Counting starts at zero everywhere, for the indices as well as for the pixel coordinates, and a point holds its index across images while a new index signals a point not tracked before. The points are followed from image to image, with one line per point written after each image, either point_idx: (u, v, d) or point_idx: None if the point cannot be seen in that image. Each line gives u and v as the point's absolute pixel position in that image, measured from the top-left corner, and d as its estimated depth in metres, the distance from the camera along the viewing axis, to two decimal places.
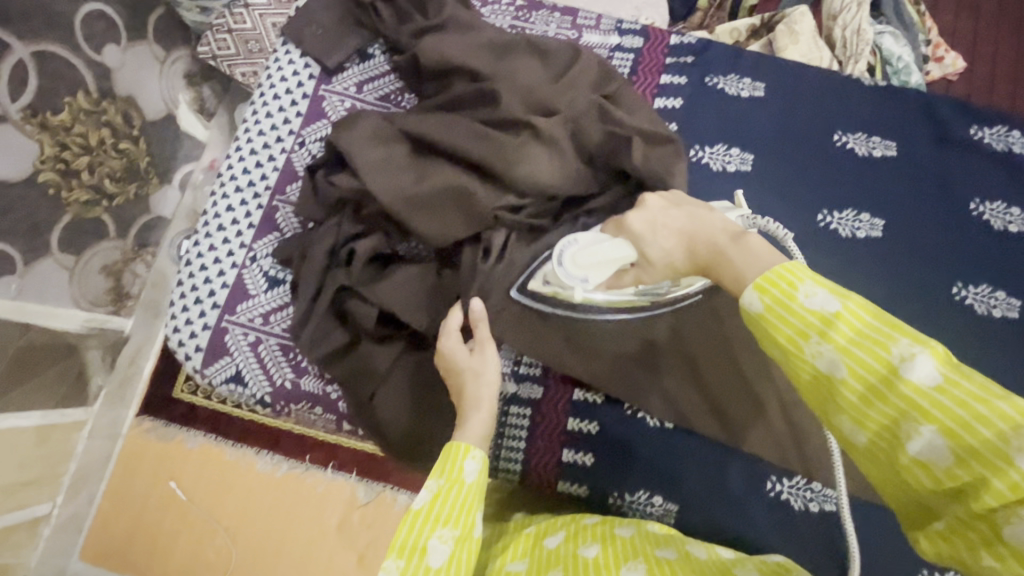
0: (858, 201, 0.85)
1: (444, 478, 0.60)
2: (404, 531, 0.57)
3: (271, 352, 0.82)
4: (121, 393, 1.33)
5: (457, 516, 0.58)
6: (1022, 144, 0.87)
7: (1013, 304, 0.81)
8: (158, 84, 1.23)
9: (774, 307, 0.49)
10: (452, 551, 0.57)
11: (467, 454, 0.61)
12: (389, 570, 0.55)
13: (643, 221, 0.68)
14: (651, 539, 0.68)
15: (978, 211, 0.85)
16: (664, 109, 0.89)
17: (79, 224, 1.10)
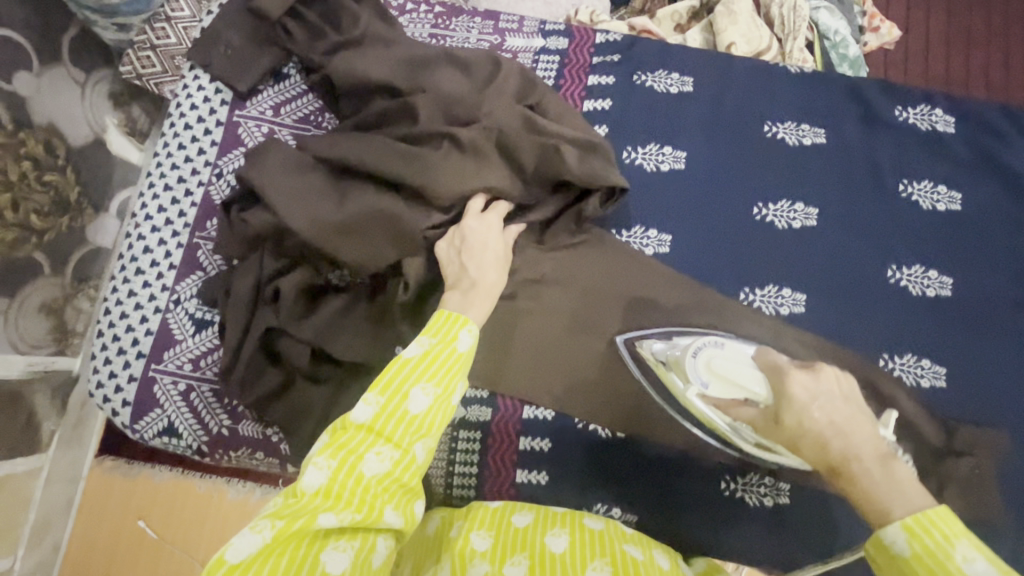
0: (792, 192, 0.85)
1: (436, 338, 0.61)
2: (392, 372, 0.59)
3: (205, 399, 0.78)
4: (77, 434, 1.23)
5: (442, 374, 0.60)
6: (944, 122, 0.88)
7: (945, 281, 0.83)
8: (82, 108, 1.14)
9: (923, 556, 0.47)
10: (432, 402, 0.58)
11: (464, 326, 0.63)
12: (371, 401, 0.57)
13: (805, 390, 0.59)
14: (620, 537, 0.69)
15: (908, 192, 0.85)
16: (593, 112, 0.87)
17: (7, 265, 1.01)
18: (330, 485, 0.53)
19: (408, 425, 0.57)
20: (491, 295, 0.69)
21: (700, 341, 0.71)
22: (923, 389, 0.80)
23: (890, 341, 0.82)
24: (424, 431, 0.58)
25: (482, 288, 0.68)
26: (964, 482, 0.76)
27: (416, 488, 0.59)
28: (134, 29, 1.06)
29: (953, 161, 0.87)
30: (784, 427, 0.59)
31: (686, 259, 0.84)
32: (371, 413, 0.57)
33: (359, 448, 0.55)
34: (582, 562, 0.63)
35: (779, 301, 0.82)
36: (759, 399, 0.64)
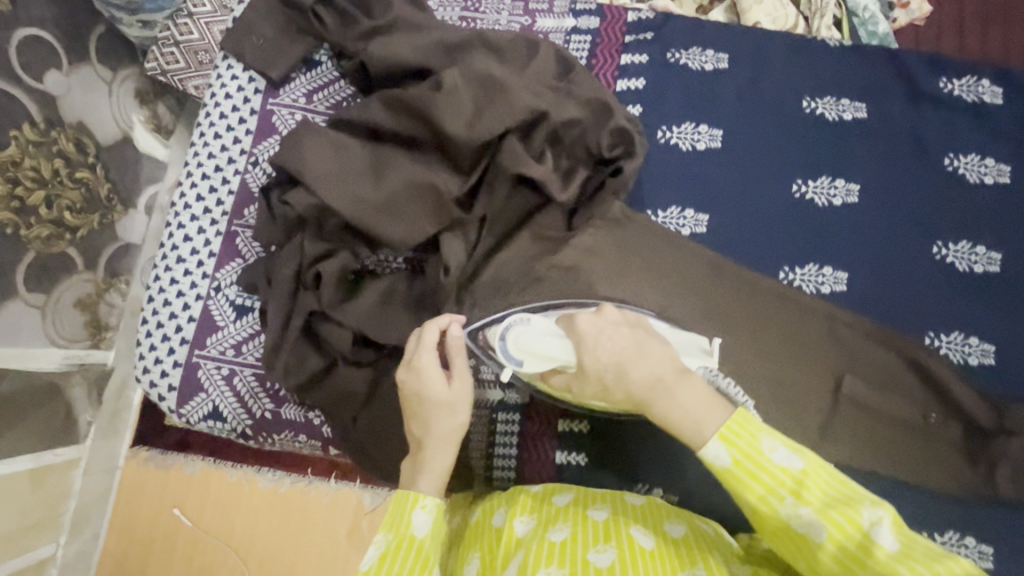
0: (832, 168, 0.83)
1: (392, 534, 0.58)
2: None
3: (248, 384, 0.79)
4: (113, 426, 1.24)
5: (409, 572, 0.55)
6: (992, 93, 0.85)
7: (994, 257, 0.80)
8: (109, 106, 1.12)
9: (741, 461, 0.51)
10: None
11: (415, 505, 0.59)
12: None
13: (591, 325, 0.60)
14: (662, 508, 0.67)
15: (954, 166, 0.83)
16: (627, 91, 0.86)
17: (44, 261, 1.01)
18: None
19: None
20: (446, 441, 0.63)
21: (507, 321, 0.66)
22: (971, 367, 0.78)
23: (938, 320, 0.80)
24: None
25: (432, 441, 0.63)
26: (1019, 463, 0.74)
27: None
28: (158, 26, 1.04)
29: (1003, 133, 0.84)
30: (586, 371, 0.60)
31: (722, 239, 0.83)
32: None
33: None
34: (626, 524, 0.63)
35: (819, 280, 0.81)
36: (568, 364, 0.62)
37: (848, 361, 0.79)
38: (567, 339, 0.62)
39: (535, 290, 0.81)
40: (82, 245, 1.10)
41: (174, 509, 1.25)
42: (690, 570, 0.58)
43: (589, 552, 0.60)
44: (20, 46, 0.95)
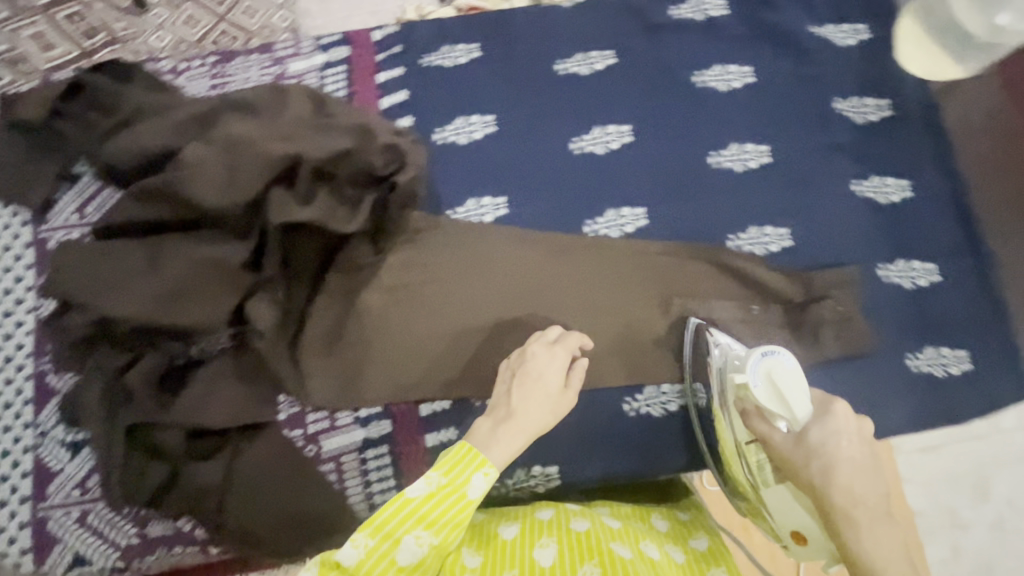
0: (601, 117, 0.88)
1: (446, 478, 0.60)
2: (392, 511, 0.58)
3: (104, 517, 0.75)
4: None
5: (442, 524, 0.58)
6: (717, 6, 0.92)
7: (762, 150, 0.87)
8: None
9: None
10: (425, 552, 0.58)
11: (479, 468, 0.61)
12: (359, 544, 0.56)
13: (845, 422, 0.57)
14: (610, 532, 0.68)
15: (703, 81, 0.89)
16: (392, 106, 0.87)
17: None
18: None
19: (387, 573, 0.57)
20: (531, 406, 0.67)
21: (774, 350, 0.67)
22: (773, 254, 0.84)
23: (734, 221, 0.86)
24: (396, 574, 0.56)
25: (517, 425, 0.65)
26: (833, 322, 0.81)
27: None
28: None
29: (737, 39, 0.91)
30: (801, 444, 0.58)
31: (524, 214, 0.86)
32: (360, 556, 0.56)
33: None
34: (575, 566, 0.62)
35: (621, 222, 0.86)
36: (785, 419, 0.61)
37: (669, 287, 0.83)
38: (812, 408, 0.60)
39: (361, 322, 0.81)
40: None
41: None
42: None
43: None
44: None
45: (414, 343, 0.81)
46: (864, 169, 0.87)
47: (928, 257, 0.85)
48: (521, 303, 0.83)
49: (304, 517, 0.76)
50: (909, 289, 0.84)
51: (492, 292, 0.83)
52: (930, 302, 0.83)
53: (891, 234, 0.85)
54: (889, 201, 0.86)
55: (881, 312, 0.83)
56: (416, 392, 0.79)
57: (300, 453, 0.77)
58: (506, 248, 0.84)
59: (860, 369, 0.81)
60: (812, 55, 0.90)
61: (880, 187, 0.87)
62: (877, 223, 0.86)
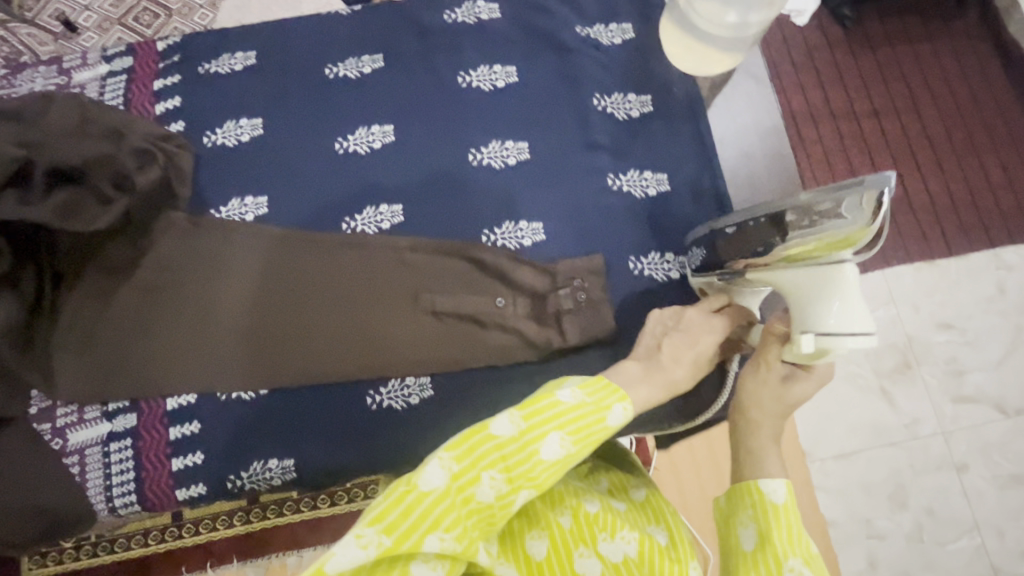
0: (366, 118, 0.91)
1: (591, 399, 0.61)
2: (542, 403, 0.58)
3: None
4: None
5: (582, 434, 0.58)
6: (489, 10, 0.95)
7: (522, 147, 0.89)
8: None
9: (767, 537, 0.56)
10: (565, 456, 0.57)
11: (619, 398, 0.62)
12: (514, 421, 0.57)
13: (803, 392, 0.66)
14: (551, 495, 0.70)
15: (467, 82, 0.91)
16: (166, 112, 0.91)
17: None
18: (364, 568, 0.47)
19: (505, 465, 0.55)
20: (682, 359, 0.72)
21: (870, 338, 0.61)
22: (525, 248, 0.85)
23: (490, 216, 0.87)
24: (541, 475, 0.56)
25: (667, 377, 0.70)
26: (573, 311, 0.82)
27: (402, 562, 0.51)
28: None
29: (505, 41, 0.93)
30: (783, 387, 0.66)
31: (284, 211, 0.88)
32: (515, 432, 0.56)
33: (421, 520, 0.50)
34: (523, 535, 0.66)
35: (379, 219, 0.87)
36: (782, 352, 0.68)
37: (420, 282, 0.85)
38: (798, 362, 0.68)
39: (110, 316, 0.84)
40: None
41: None
42: (580, 548, 0.65)
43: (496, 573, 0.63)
44: None
45: (182, 336, 0.83)
46: (622, 163, 0.88)
47: (681, 250, 0.85)
48: (282, 295, 0.85)
49: (32, 506, 0.77)
50: (660, 281, 0.84)
51: (252, 285, 0.85)
52: (679, 294, 0.84)
53: (646, 227, 0.86)
54: (645, 195, 0.87)
55: (629, 303, 0.84)
56: (178, 382, 0.82)
57: (44, 446, 0.80)
58: (265, 244, 0.86)
59: (605, 359, 0.81)
60: (578, 54, 0.92)
61: (636, 181, 0.88)
62: (634, 216, 0.86)
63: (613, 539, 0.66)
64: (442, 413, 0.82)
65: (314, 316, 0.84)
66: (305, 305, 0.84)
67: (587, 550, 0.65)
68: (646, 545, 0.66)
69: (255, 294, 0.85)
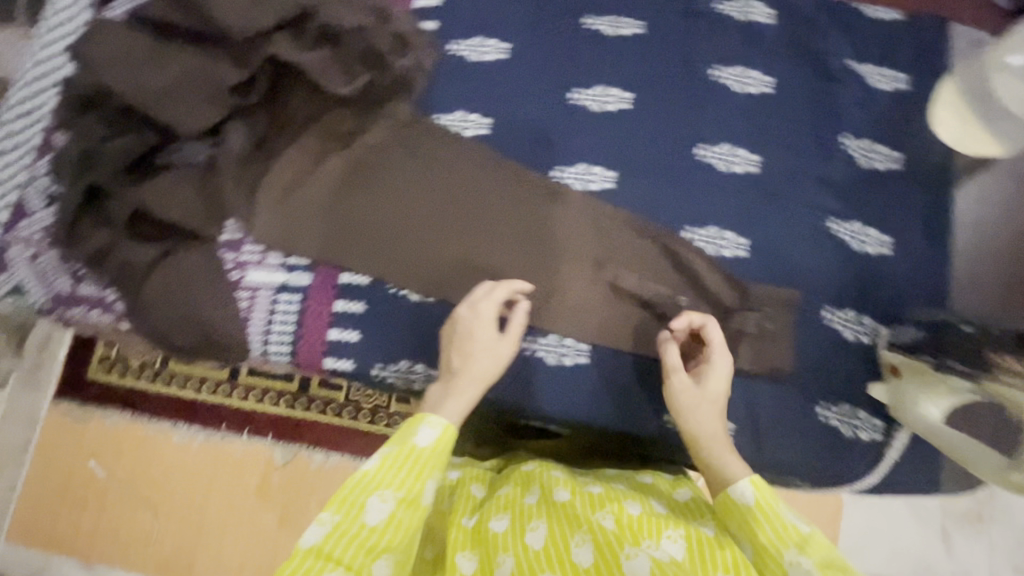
0: (607, 78, 0.90)
1: (395, 445, 0.64)
2: (349, 490, 0.61)
3: (49, 263, 0.85)
4: (31, 377, 1.29)
5: (409, 480, 0.62)
6: (766, 13, 0.91)
7: (753, 159, 0.86)
8: None
9: (761, 503, 0.60)
10: (393, 509, 0.60)
11: (423, 420, 0.66)
12: (388, 498, 0.60)
13: (688, 400, 0.71)
14: (587, 499, 0.66)
15: (719, 77, 0.89)
16: (424, 8, 0.93)
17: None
18: (320, 548, 0.57)
19: (367, 542, 0.58)
20: (476, 379, 0.71)
21: None
22: (723, 258, 0.83)
23: (697, 214, 0.85)
24: (428, 465, 0.63)
25: (467, 373, 0.71)
26: (754, 337, 0.79)
27: None
28: None
29: (769, 48, 0.90)
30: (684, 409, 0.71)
31: (501, 138, 0.89)
32: (386, 516, 0.60)
33: (361, 494, 0.60)
34: (566, 545, 0.61)
35: (588, 178, 0.87)
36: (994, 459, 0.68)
37: (572, 248, 0.84)
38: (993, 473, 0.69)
39: (315, 179, 0.86)
40: None
41: (90, 460, 1.30)
42: (631, 547, 0.59)
43: None
44: None
45: (368, 222, 0.86)
46: (850, 211, 0.84)
47: (880, 318, 0.81)
48: (459, 213, 0.86)
49: (205, 324, 0.83)
50: (848, 340, 0.80)
51: (434, 195, 0.87)
52: (862, 360, 0.80)
53: (853, 283, 0.82)
54: (863, 250, 0.82)
55: (809, 350, 0.80)
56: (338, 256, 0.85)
57: (224, 274, 0.84)
58: (465, 155, 0.87)
59: (769, 394, 0.79)
60: (841, 87, 0.88)
61: (859, 234, 0.83)
62: (843, 267, 0.82)
63: (659, 542, 0.60)
64: (589, 384, 0.81)
65: (494, 250, 0.85)
66: (489, 238, 0.85)
67: (633, 550, 0.59)
68: (694, 539, 0.60)
69: (447, 209, 0.86)
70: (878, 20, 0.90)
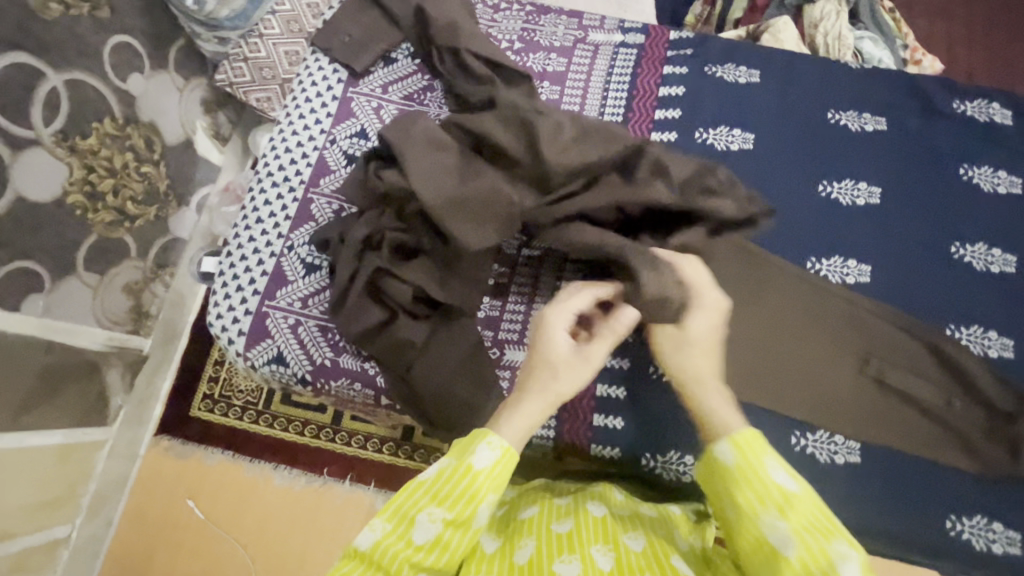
0: (855, 173, 0.92)
1: (455, 458, 0.65)
2: (405, 496, 0.65)
3: (311, 333, 0.85)
4: (140, 413, 1.39)
5: (454, 498, 0.63)
6: (1003, 115, 0.94)
7: (1009, 259, 0.87)
8: (178, 109, 1.31)
9: (742, 466, 0.64)
10: (437, 528, 0.63)
11: (484, 440, 0.65)
12: (376, 527, 0.63)
13: (557, 313, 0.71)
14: (619, 522, 0.73)
15: (969, 175, 0.91)
16: (668, 96, 0.96)
17: (102, 244, 1.17)
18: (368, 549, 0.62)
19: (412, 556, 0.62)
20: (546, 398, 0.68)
21: None
22: (991, 359, 0.83)
23: (959, 313, 0.85)
24: (482, 490, 0.63)
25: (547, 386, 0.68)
26: None
27: None
28: (231, 43, 1.28)
29: (1014, 149, 0.92)
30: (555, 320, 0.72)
31: (754, 227, 0.90)
32: (433, 530, 0.63)
33: (379, 541, 0.63)
34: (550, 522, 0.73)
35: (844, 271, 0.88)
36: None
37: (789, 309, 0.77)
38: None
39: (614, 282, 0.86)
40: (137, 234, 1.27)
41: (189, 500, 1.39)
42: (603, 545, 0.69)
43: (556, 563, 0.67)
44: (113, 49, 1.12)
45: None
46: None
47: None
48: (771, 337, 0.85)
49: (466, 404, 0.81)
50: None
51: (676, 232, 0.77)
52: None
53: None
54: None
55: None
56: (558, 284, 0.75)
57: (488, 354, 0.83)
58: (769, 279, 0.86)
59: None
60: None
61: None
62: None
63: (602, 548, 0.69)
64: (864, 484, 0.80)
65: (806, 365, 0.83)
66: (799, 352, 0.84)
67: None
68: (621, 554, 0.68)
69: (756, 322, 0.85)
70: None
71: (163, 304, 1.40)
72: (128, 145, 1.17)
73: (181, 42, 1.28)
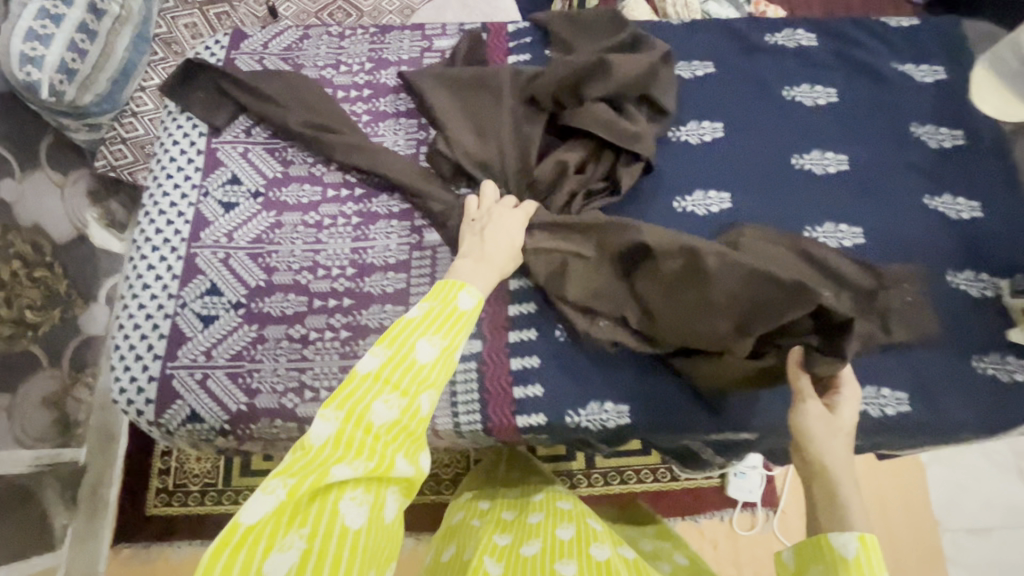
0: (696, 115, 1.01)
1: (438, 300, 0.68)
2: (396, 329, 0.64)
3: (221, 383, 0.85)
4: (92, 528, 1.30)
5: (446, 330, 0.66)
6: (808, 38, 1.06)
7: (841, 159, 0.97)
8: (63, 206, 1.25)
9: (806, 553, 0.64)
10: (437, 351, 0.64)
11: (462, 288, 0.70)
12: (379, 352, 0.62)
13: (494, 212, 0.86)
14: (622, 563, 0.78)
15: (792, 95, 1.01)
16: None
17: (5, 361, 1.10)
18: (341, 431, 0.58)
19: (417, 372, 0.63)
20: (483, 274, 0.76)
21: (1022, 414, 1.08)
22: (847, 248, 0.92)
23: (812, 217, 0.94)
24: (468, 323, 0.69)
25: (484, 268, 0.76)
26: (902, 309, 0.87)
27: (423, 435, 0.63)
28: (103, 127, 1.27)
29: (823, 65, 1.04)
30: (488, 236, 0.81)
31: None
32: (433, 355, 0.64)
33: (409, 337, 0.64)
34: (553, 560, 0.78)
35: (708, 202, 0.95)
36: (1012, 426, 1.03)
37: (658, 243, 0.84)
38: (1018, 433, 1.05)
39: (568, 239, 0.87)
40: (45, 341, 1.21)
41: None
42: None
43: None
44: None
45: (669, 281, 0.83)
46: (937, 187, 0.95)
47: (998, 273, 0.90)
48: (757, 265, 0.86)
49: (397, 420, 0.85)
50: (976, 296, 0.89)
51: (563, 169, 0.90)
52: (995, 311, 0.88)
53: (965, 248, 0.92)
54: (960, 217, 0.93)
55: (946, 309, 0.88)
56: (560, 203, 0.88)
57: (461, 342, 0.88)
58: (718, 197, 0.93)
59: (927, 357, 0.86)
60: (895, 86, 1.02)
61: (951, 204, 0.94)
62: (950, 235, 0.92)
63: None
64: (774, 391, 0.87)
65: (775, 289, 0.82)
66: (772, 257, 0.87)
67: None
68: None
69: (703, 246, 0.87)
70: (901, 27, 1.07)
71: (91, 409, 1.34)
72: (14, 253, 1.11)
73: (51, 138, 1.24)
